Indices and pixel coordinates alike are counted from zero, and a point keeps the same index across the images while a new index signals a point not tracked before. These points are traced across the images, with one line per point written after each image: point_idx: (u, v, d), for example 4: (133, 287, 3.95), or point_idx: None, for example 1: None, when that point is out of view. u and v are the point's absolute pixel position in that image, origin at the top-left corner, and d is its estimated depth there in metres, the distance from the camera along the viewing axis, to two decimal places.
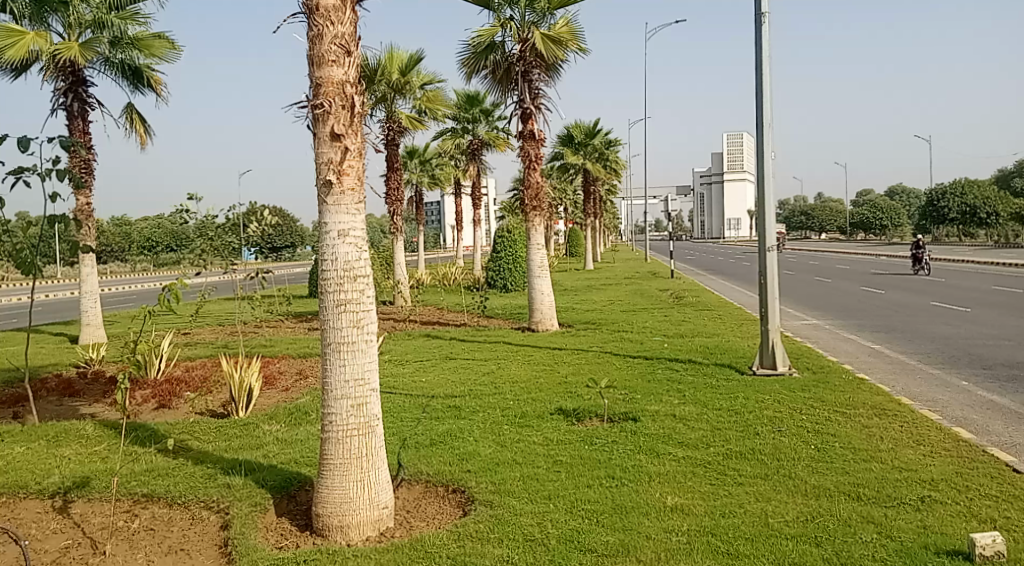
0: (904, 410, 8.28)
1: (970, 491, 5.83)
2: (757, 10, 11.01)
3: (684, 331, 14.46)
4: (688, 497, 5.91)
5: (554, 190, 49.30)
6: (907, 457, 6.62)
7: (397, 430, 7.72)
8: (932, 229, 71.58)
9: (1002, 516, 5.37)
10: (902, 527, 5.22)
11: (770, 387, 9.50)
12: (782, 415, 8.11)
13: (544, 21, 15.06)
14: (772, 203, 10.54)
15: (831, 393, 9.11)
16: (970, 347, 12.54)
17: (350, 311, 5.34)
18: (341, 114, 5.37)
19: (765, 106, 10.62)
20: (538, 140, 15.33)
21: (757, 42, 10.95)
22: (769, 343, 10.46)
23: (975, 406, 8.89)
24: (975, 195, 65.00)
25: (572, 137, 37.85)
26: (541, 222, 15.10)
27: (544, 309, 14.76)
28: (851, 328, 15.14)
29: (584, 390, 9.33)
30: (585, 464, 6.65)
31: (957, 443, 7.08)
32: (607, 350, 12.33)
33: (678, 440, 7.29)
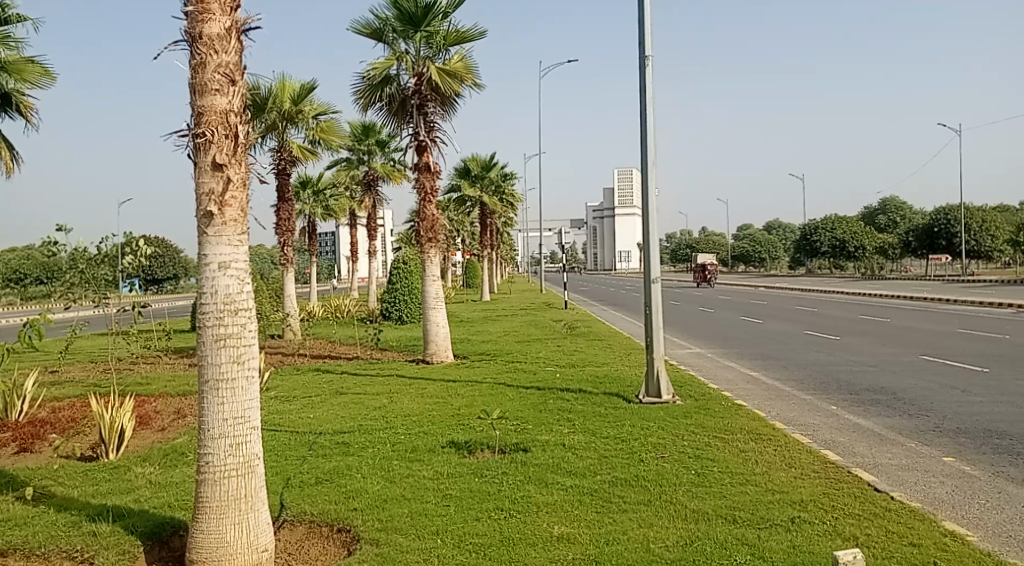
0: (778, 434, 8.64)
1: (836, 510, 6.11)
2: (641, 53, 11.42)
3: (577, 361, 14.66)
4: (574, 526, 5.97)
5: (451, 223, 49.54)
6: (779, 480, 6.89)
7: (281, 469, 7.52)
8: (807, 261, 75.26)
9: (863, 534, 5.65)
10: (774, 548, 5.41)
11: (655, 414, 9.73)
12: (665, 441, 8.32)
13: (439, 56, 15.19)
14: (658, 236, 10.84)
15: (711, 420, 9.39)
16: (841, 374, 13.19)
17: (230, 347, 5.20)
18: (223, 144, 5.25)
19: (650, 145, 11.00)
20: (434, 172, 15.34)
21: (641, 82, 11.36)
22: (654, 372, 10.73)
23: (841, 429, 9.35)
24: (844, 230, 68.75)
25: (469, 169, 38.11)
26: (437, 254, 15.08)
27: (439, 341, 14.69)
28: (733, 357, 15.68)
29: (476, 422, 9.31)
30: (474, 497, 6.64)
31: (825, 465, 7.42)
32: (500, 382, 12.38)
33: (566, 469, 7.38)
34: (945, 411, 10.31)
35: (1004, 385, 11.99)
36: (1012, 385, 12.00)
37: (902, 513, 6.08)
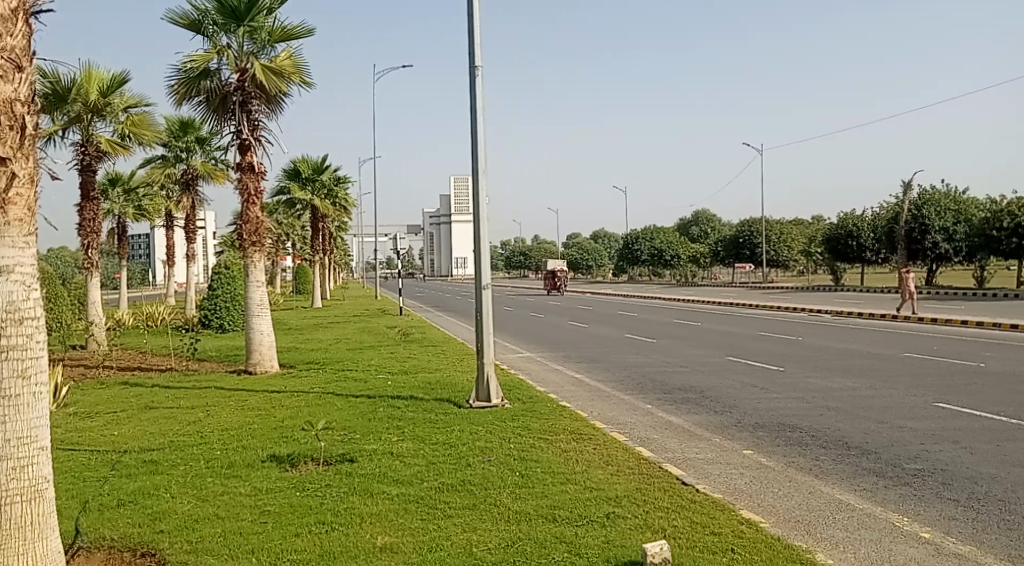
0: (598, 433, 8.89)
1: (647, 504, 6.35)
2: (471, 63, 11.48)
3: (407, 368, 14.51)
4: (397, 535, 5.87)
5: (280, 226, 48.09)
6: (597, 477, 7.09)
7: (79, 492, 6.95)
8: (629, 268, 78.90)
9: (671, 525, 5.89)
10: (589, 544, 5.54)
11: (483, 418, 9.77)
12: (491, 445, 8.36)
13: (264, 52, 14.66)
14: (487, 243, 10.89)
15: (537, 422, 9.55)
16: (658, 374, 13.80)
17: (14, 359, 4.73)
18: (7, 135, 4.78)
19: (480, 153, 11.07)
20: (258, 173, 14.77)
21: (471, 90, 11.42)
22: (484, 377, 10.77)
23: (656, 427, 9.76)
24: (661, 240, 72.91)
25: (299, 171, 37.07)
26: (261, 258, 14.50)
27: (263, 349, 14.10)
28: (559, 360, 16.06)
29: (299, 434, 9.00)
30: (294, 512, 6.40)
31: (639, 462, 7.71)
32: (326, 391, 12.04)
33: (393, 477, 7.25)
34: (746, 407, 11.01)
35: (798, 382, 12.96)
36: (804, 383, 12.99)
37: (707, 504, 6.39)
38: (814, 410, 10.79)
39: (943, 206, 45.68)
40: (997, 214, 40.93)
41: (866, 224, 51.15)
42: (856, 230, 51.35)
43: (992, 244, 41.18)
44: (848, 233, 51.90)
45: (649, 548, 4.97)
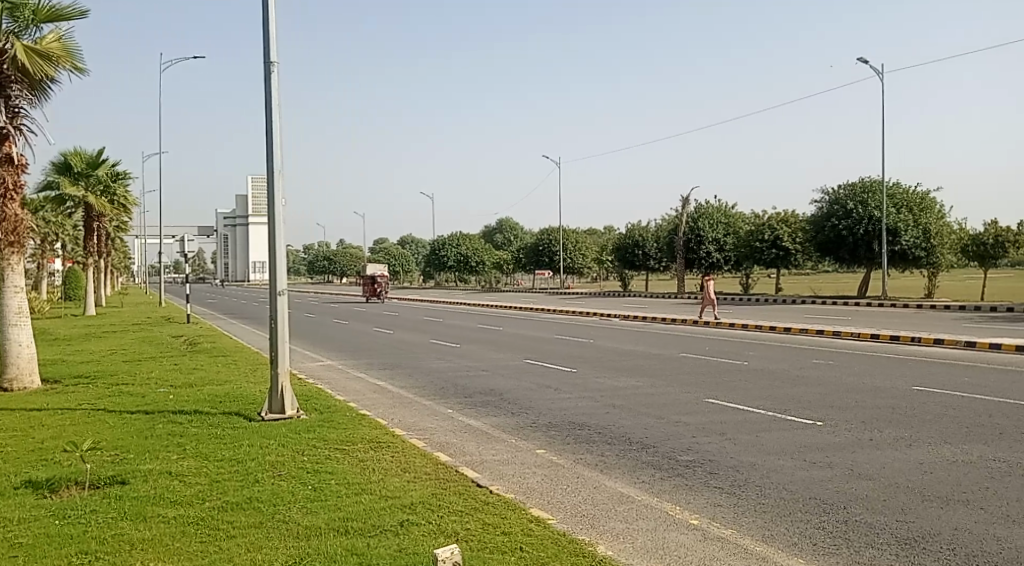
0: (396, 440, 8.73)
1: (441, 509, 6.26)
2: (266, 58, 10.96)
3: (192, 380, 13.63)
4: (171, 561, 5.40)
5: (50, 225, 44.06)
6: (392, 485, 6.91)
7: None
8: (434, 274, 79.31)
9: (463, 529, 5.82)
10: (380, 554, 5.36)
11: (275, 431, 9.31)
12: (282, 458, 7.96)
13: (27, 33, 13.29)
14: (283, 246, 10.39)
15: (332, 431, 9.22)
16: (457, 379, 13.82)
17: None
18: None
19: (275, 152, 10.57)
20: (18, 166, 13.34)
21: (266, 86, 10.89)
22: (278, 388, 10.28)
23: (454, 431, 9.73)
24: (466, 246, 74.14)
25: (71, 165, 34.14)
26: (19, 261, 13.10)
27: (22, 363, 12.77)
28: (358, 367, 15.71)
29: (64, 457, 8.16)
30: (52, 543, 5.74)
31: (436, 467, 7.61)
32: (98, 408, 11.04)
33: (169, 499, 6.71)
34: (541, 407, 11.23)
35: (589, 383, 13.42)
36: (594, 383, 13.47)
37: (499, 505, 6.40)
38: (603, 408, 11.20)
39: (716, 219, 49.40)
40: (761, 227, 44.74)
41: (651, 235, 54.33)
42: (642, 240, 54.48)
43: (755, 254, 44.85)
44: (635, 242, 54.83)
45: (436, 551, 4.79)
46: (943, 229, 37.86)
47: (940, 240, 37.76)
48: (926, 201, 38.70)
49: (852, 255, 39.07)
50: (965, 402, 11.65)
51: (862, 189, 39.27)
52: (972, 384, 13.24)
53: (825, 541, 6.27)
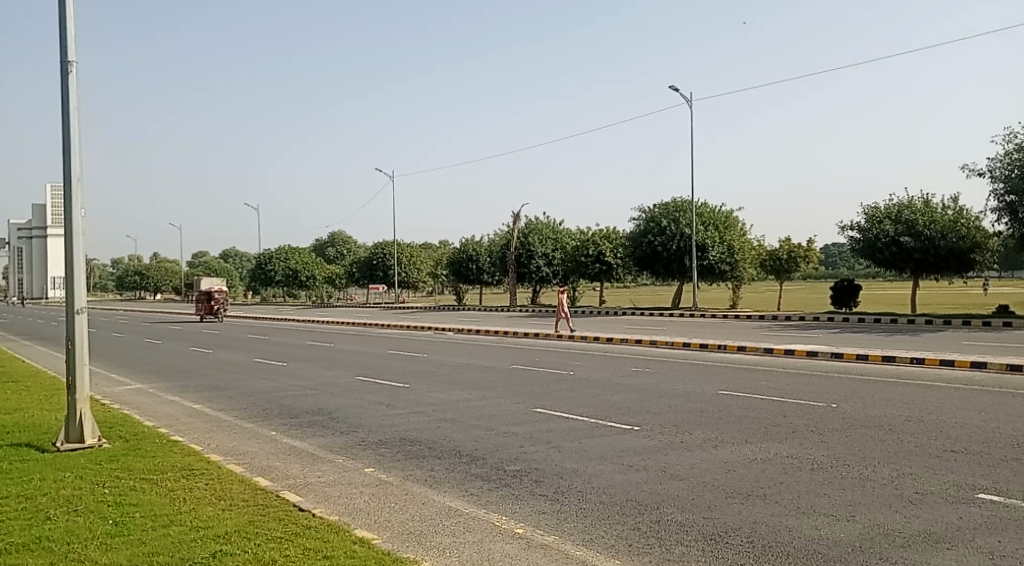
0: (210, 466, 8.34)
1: (258, 537, 6.04)
2: (63, 59, 10.24)
3: None
4: None
5: None
6: (205, 514, 6.60)
7: None
8: (260, 290, 76.79)
9: (281, 557, 5.64)
10: None
11: (74, 463, 8.66)
12: (81, 492, 7.41)
13: None
14: (82, 262, 9.67)
15: (139, 461, 8.69)
16: (282, 399, 13.39)
17: None
18: None
19: (73, 160, 9.85)
20: None
21: (64, 89, 10.16)
22: (76, 416, 9.57)
23: (277, 454, 9.41)
24: (296, 260, 72.22)
25: None
26: None
27: None
28: (174, 390, 14.89)
29: None
30: None
31: (254, 492, 7.34)
32: None
33: None
34: (371, 425, 11.08)
35: (419, 398, 13.36)
36: (424, 398, 13.43)
37: (321, 528, 6.25)
38: (433, 423, 11.18)
39: (545, 234, 50.63)
40: (585, 243, 46.31)
41: (484, 249, 55.07)
42: (476, 254, 55.10)
43: (582, 269, 46.48)
44: (468, 257, 55.37)
45: None
46: (745, 245, 40.61)
47: (742, 256, 40.46)
48: (730, 219, 41.41)
49: (667, 269, 41.29)
50: (766, 403, 12.52)
51: (675, 208, 41.51)
52: (773, 386, 14.27)
53: (638, 540, 6.57)
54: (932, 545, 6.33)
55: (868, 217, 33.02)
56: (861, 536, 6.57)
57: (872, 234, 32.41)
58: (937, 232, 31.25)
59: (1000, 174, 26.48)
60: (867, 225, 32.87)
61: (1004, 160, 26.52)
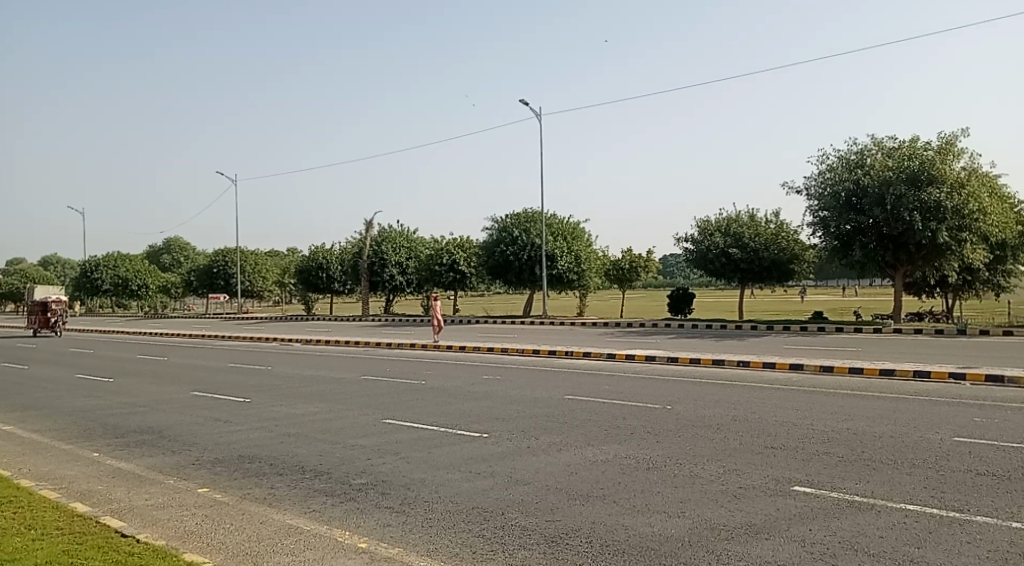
0: (23, 493, 7.75)
1: None
2: None
3: None
4: None
5: None
6: (13, 546, 6.12)
7: None
8: (86, 301, 72.10)
9: None
10: None
11: None
12: None
13: None
14: None
15: None
16: (108, 417, 12.63)
17: None
18: None
19: None
20: None
21: None
22: None
23: (100, 477, 8.86)
24: (127, 268, 68.23)
25: None
26: None
27: None
28: None
29: None
30: None
31: (70, 519, 6.88)
32: None
33: None
34: (206, 442, 10.63)
35: (260, 412, 12.95)
36: (266, 412, 12.99)
37: (145, 554, 5.94)
38: (274, 438, 10.85)
39: (398, 243, 50.26)
40: (439, 252, 46.28)
41: (335, 257, 54.02)
42: (326, 262, 53.88)
43: (435, 278, 46.47)
44: (318, 265, 54.04)
45: None
46: (591, 256, 41.81)
47: (588, 266, 41.55)
48: (578, 230, 42.56)
49: (518, 278, 41.87)
50: (609, 407, 12.92)
51: (526, 219, 42.30)
52: (616, 390, 14.74)
53: (481, 547, 6.62)
54: (754, 536, 6.73)
55: (701, 230, 34.79)
56: (690, 530, 6.90)
57: (705, 245, 34.17)
58: (761, 244, 33.44)
59: (815, 191, 28.65)
60: (700, 237, 34.64)
61: (818, 178, 28.69)
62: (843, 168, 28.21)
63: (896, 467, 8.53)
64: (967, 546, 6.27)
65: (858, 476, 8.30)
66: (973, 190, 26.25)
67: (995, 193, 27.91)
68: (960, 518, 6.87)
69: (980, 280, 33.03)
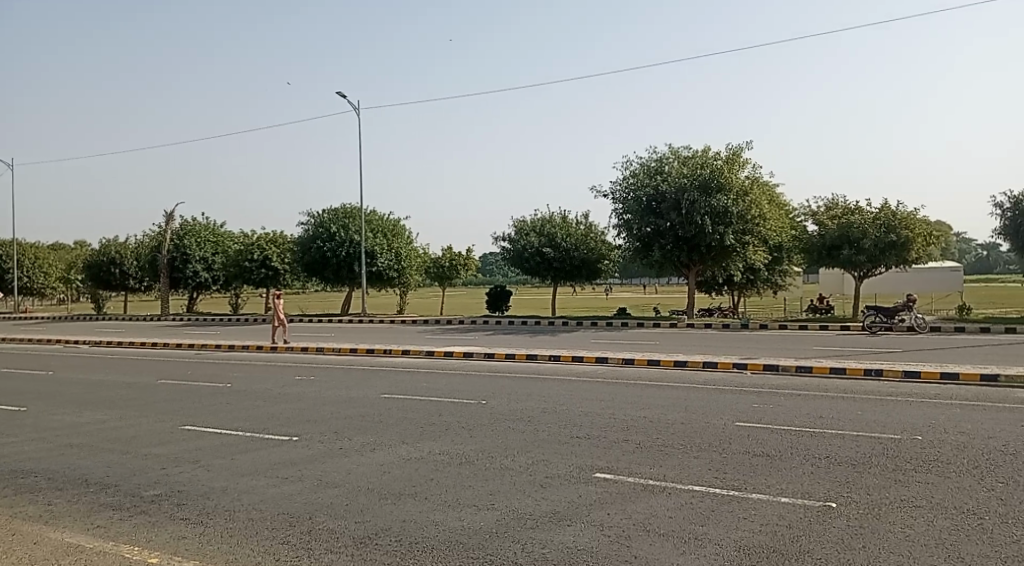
0: None
1: None
2: None
3: None
4: None
5: None
6: None
7: None
8: None
9: None
10: None
11: None
12: None
13: None
14: None
15: None
16: None
17: None
18: None
19: None
20: None
21: None
22: None
23: None
24: None
25: None
26: None
27: None
28: None
29: None
30: None
31: None
32: None
33: None
34: None
35: (40, 422, 12.04)
36: (46, 422, 12.08)
37: None
38: (55, 450, 10.14)
39: (203, 237, 47.92)
40: (250, 247, 44.59)
41: (130, 251, 50.71)
42: (120, 257, 50.48)
43: (245, 274, 44.76)
44: (110, 260, 50.62)
45: None
46: (411, 253, 41.79)
47: (408, 263, 41.50)
48: (398, 227, 42.35)
49: (335, 275, 41.14)
50: (424, 405, 13.03)
51: (343, 214, 41.62)
52: (429, 388, 14.85)
53: (285, 554, 6.55)
54: (557, 523, 7.06)
55: (517, 230, 35.65)
56: (497, 522, 7.14)
57: (521, 245, 35.03)
58: (572, 244, 34.78)
59: (620, 195, 30.11)
60: (516, 237, 35.48)
61: (623, 183, 30.18)
62: (644, 175, 29.80)
63: (685, 451, 9.21)
64: (743, 522, 6.88)
65: (652, 461, 8.90)
66: (756, 197, 28.53)
67: (774, 200, 30.45)
68: (738, 496, 7.54)
69: (763, 280, 36.00)
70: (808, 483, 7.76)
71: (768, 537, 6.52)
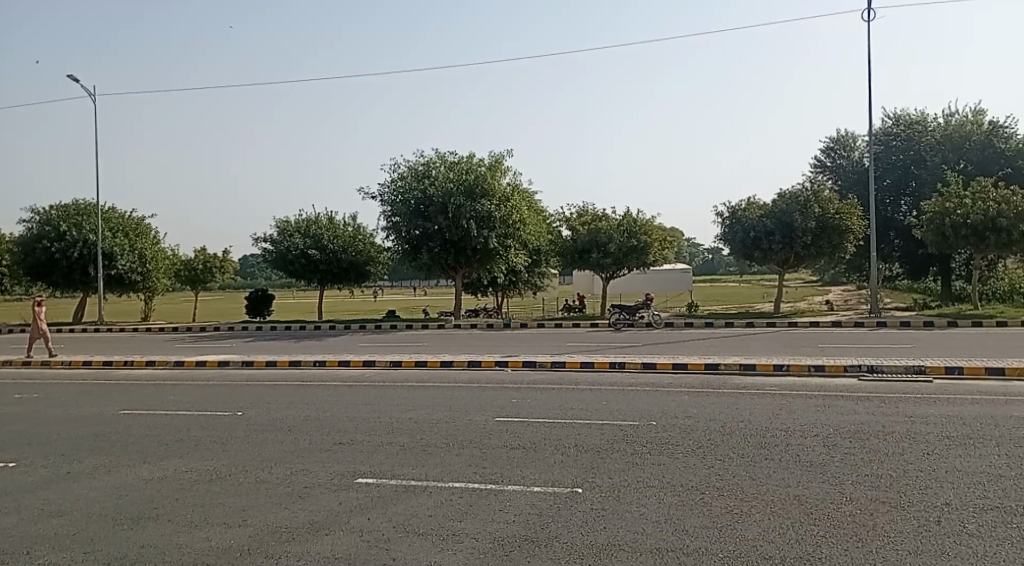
0: None
1: None
2: None
3: None
4: None
5: None
6: None
7: None
8: None
9: None
10: None
11: None
12: None
13: None
14: None
15: None
16: None
17: None
18: None
19: None
20: None
21: None
22: None
23: None
24: None
25: None
26: None
27: None
28: None
29: None
30: None
31: None
32: None
33: None
34: None
35: None
36: None
37: None
38: None
39: None
40: None
41: None
42: None
43: None
44: None
45: None
46: (157, 255, 39.20)
47: (154, 266, 38.97)
48: (141, 226, 39.41)
49: (66, 279, 37.61)
50: (169, 419, 12.33)
51: (75, 212, 38.00)
52: (175, 400, 14.05)
53: None
54: (314, 533, 7.01)
55: (280, 230, 34.54)
56: (250, 538, 6.96)
57: (284, 246, 34.02)
58: (339, 246, 34.33)
59: (388, 198, 30.13)
60: (279, 238, 34.36)
61: (391, 185, 30.24)
62: (412, 178, 30.05)
63: (446, 449, 9.45)
64: (498, 514, 7.19)
65: (413, 462, 9.04)
66: (516, 203, 29.66)
67: (532, 205, 31.80)
68: (494, 490, 7.85)
69: (523, 280, 37.51)
70: (557, 472, 8.24)
71: (521, 527, 6.85)
